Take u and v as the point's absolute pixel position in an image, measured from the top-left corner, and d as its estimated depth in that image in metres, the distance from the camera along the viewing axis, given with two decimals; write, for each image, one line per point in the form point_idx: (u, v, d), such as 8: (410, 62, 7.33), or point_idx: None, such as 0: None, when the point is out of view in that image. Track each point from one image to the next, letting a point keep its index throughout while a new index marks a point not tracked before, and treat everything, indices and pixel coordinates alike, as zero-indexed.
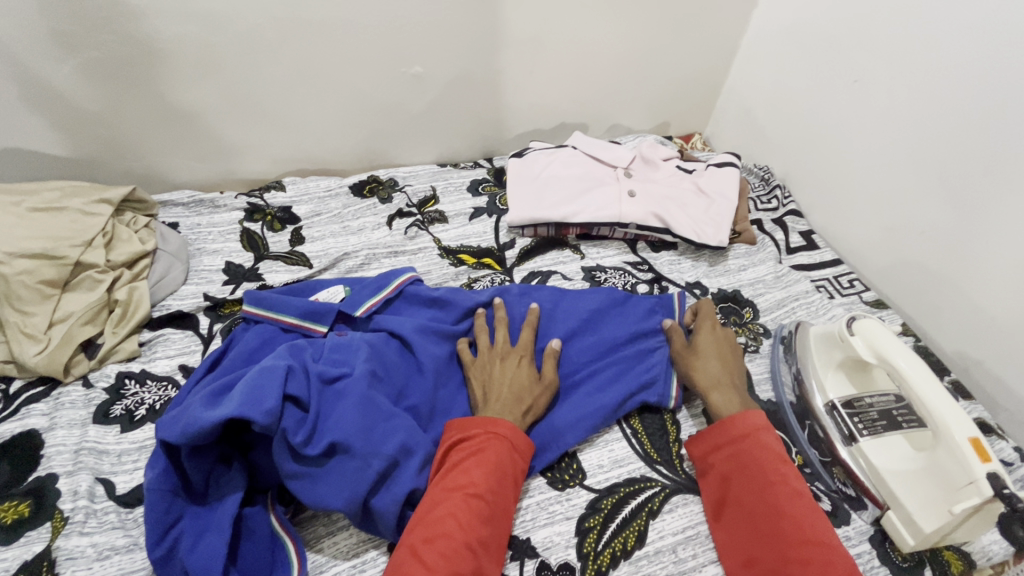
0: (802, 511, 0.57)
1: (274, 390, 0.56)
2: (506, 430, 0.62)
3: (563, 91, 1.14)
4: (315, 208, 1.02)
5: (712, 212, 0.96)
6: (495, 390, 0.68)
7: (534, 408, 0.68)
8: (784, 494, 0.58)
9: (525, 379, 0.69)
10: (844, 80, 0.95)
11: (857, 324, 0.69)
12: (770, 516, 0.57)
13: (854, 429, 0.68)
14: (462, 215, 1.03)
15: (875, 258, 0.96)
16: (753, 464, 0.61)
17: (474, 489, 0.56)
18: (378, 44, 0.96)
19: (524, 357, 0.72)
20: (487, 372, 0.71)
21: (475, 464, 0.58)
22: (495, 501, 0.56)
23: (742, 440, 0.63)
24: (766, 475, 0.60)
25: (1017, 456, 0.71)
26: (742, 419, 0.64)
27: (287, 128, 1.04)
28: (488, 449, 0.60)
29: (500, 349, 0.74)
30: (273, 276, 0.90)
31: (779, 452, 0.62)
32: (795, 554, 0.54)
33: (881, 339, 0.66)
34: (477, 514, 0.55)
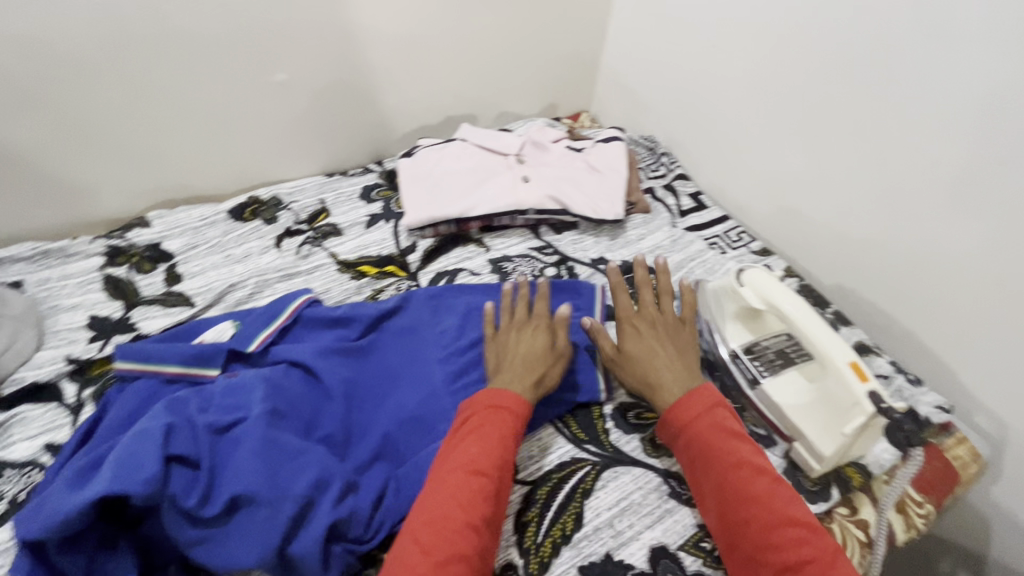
0: (767, 490, 0.56)
1: (152, 454, 0.50)
2: (515, 400, 0.63)
3: (445, 84, 1.12)
4: (190, 240, 0.92)
5: (606, 187, 0.99)
6: (509, 357, 0.69)
7: (547, 377, 0.68)
8: (746, 476, 0.57)
9: (539, 347, 0.70)
10: (705, 46, 1.01)
11: (745, 275, 0.74)
12: (737, 502, 0.56)
13: (756, 372, 0.72)
14: (357, 225, 0.98)
15: (757, 210, 1.03)
16: (710, 447, 0.60)
17: (477, 467, 0.57)
18: (233, 53, 0.88)
19: (539, 329, 0.73)
20: (505, 345, 0.72)
21: (481, 441, 0.59)
22: (500, 477, 0.57)
23: (693, 424, 0.62)
24: (726, 458, 0.59)
25: (892, 369, 0.79)
26: (701, 396, 0.64)
27: (142, 157, 0.93)
28: (488, 425, 0.61)
29: (522, 319, 0.75)
30: (149, 323, 0.80)
31: (731, 428, 0.62)
32: (773, 538, 0.53)
33: (764, 285, 0.70)
34: (479, 491, 0.55)
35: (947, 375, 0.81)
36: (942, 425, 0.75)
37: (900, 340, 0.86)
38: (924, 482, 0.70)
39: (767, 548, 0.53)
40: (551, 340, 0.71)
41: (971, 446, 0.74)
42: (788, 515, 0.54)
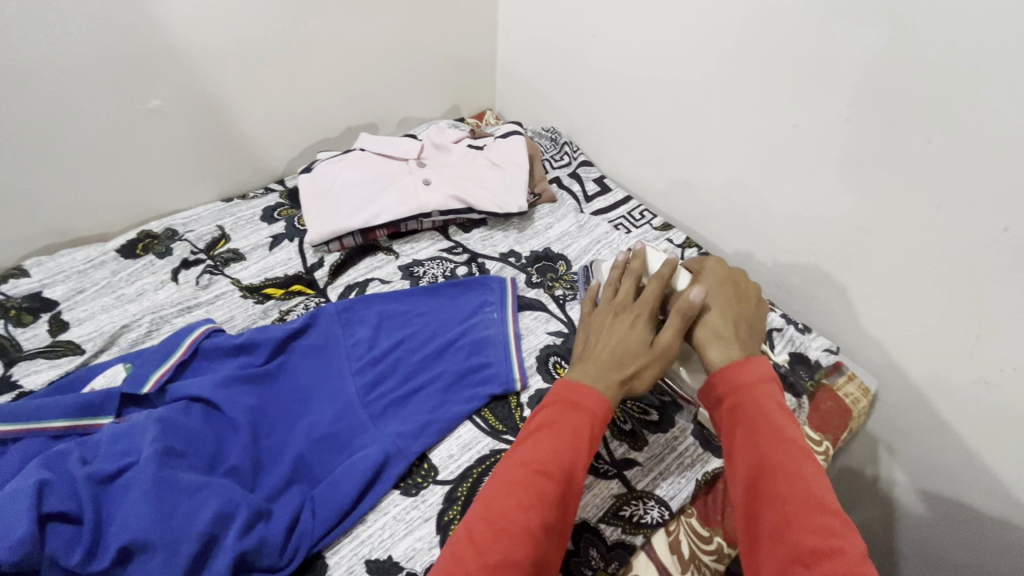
0: (813, 473, 0.50)
1: (22, 515, 0.47)
2: (599, 400, 0.57)
3: (339, 95, 1.10)
4: (76, 285, 0.87)
5: (509, 181, 1.00)
6: (596, 348, 0.62)
7: (641, 378, 0.60)
8: (791, 453, 0.51)
9: (633, 342, 0.61)
10: (587, 35, 1.05)
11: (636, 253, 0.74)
12: (774, 474, 0.50)
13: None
14: (260, 247, 0.95)
15: (656, 188, 1.08)
16: (755, 414, 0.54)
17: (542, 468, 0.51)
18: (98, 83, 0.83)
19: (640, 315, 0.64)
20: (593, 332, 0.64)
21: (550, 438, 0.54)
22: (567, 481, 0.52)
23: (745, 387, 0.56)
24: (776, 430, 0.52)
25: (784, 320, 0.83)
26: (758, 365, 0.58)
27: (10, 203, 0.86)
28: (562, 420, 0.55)
29: (618, 301, 0.67)
30: (34, 378, 0.75)
31: (782, 405, 0.55)
32: (806, 519, 0.46)
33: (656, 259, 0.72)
34: (543, 495, 0.50)
35: (835, 320, 0.88)
36: (833, 365, 0.81)
37: (794, 294, 0.92)
38: (820, 423, 0.76)
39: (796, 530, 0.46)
40: (643, 329, 0.63)
41: (861, 381, 0.80)
42: (829, 505, 0.48)
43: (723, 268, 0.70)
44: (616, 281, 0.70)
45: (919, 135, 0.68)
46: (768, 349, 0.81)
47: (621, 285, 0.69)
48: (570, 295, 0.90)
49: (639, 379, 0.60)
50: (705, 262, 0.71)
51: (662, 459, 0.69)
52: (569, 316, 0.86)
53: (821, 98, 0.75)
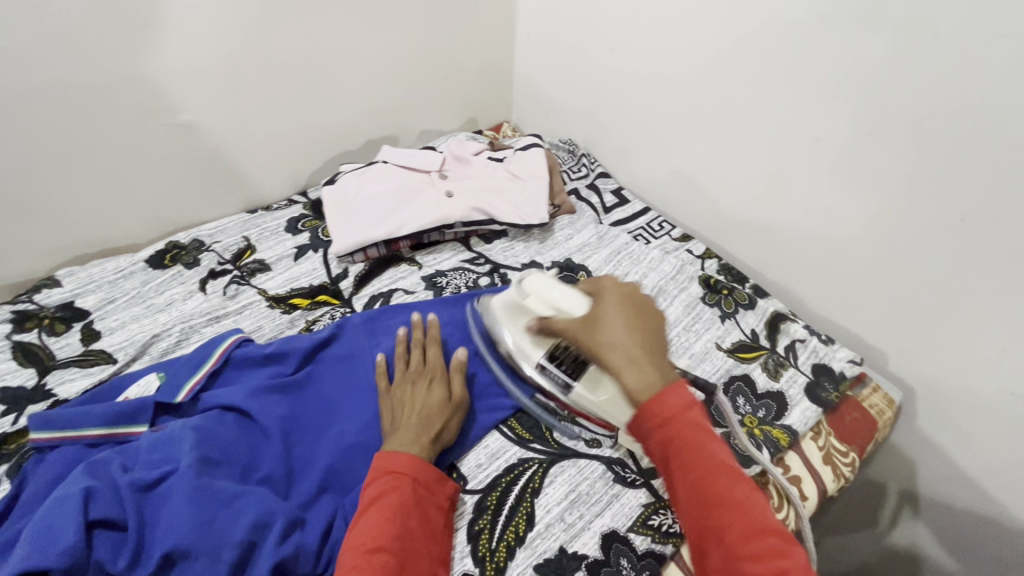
0: (748, 496, 0.50)
1: (70, 522, 0.48)
2: (409, 463, 0.60)
3: (361, 108, 1.12)
4: (106, 295, 0.88)
5: (529, 193, 1.01)
6: (405, 412, 0.66)
7: (443, 434, 0.66)
8: (727, 481, 0.50)
9: (435, 402, 0.67)
10: (606, 49, 1.07)
11: (527, 284, 0.72)
12: (716, 507, 0.49)
13: (567, 377, 0.69)
14: (285, 258, 0.96)
15: (675, 199, 1.08)
16: (688, 443, 0.52)
17: (376, 543, 0.54)
18: (132, 97, 0.86)
19: (435, 378, 0.71)
20: (402, 396, 0.69)
21: (378, 512, 0.56)
22: (401, 548, 0.54)
23: (675, 419, 0.53)
24: (709, 460, 0.51)
25: (807, 332, 0.84)
26: (681, 391, 0.55)
27: (43, 214, 0.88)
28: (389, 492, 0.58)
29: (416, 368, 0.72)
30: (68, 387, 0.76)
31: (712, 430, 0.54)
32: (746, 549, 0.47)
33: (547, 290, 0.70)
34: (382, 568, 0.52)
35: (858, 330, 0.88)
36: (858, 377, 0.80)
37: (815, 305, 0.92)
38: (847, 433, 0.75)
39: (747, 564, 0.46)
40: (447, 393, 0.70)
41: (886, 393, 0.80)
42: (769, 527, 0.48)
43: (631, 287, 0.67)
44: (408, 353, 0.75)
45: (942, 147, 0.69)
46: (792, 359, 0.82)
47: (415, 356, 0.73)
48: None
49: (441, 437, 0.66)
50: (606, 283, 0.67)
51: None
52: None
53: (844, 111, 0.76)
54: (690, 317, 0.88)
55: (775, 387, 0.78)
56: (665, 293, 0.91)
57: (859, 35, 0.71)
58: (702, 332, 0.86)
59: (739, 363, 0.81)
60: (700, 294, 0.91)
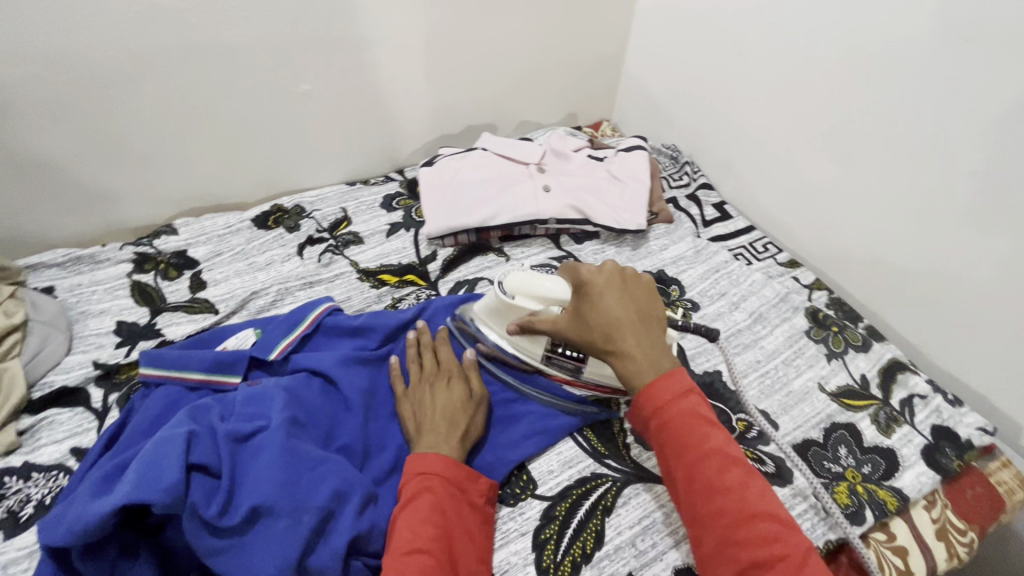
0: (741, 483, 0.50)
1: (174, 461, 0.50)
2: (437, 462, 0.59)
3: (464, 92, 1.12)
4: (215, 247, 0.94)
5: (627, 197, 0.97)
6: (427, 413, 0.64)
7: (470, 430, 0.65)
8: (718, 467, 0.50)
9: (458, 402, 0.66)
10: (729, 54, 0.99)
11: (508, 285, 0.69)
12: (707, 494, 0.50)
13: (576, 360, 0.69)
14: (378, 233, 0.98)
15: (784, 221, 1.00)
16: (679, 428, 0.52)
17: (415, 544, 0.53)
18: (256, 64, 0.89)
19: (452, 377, 0.69)
20: (421, 400, 0.67)
21: (416, 513, 0.55)
22: (442, 550, 0.53)
23: (664, 409, 0.53)
24: (699, 446, 0.51)
25: (930, 388, 0.75)
26: (671, 379, 0.55)
27: (168, 166, 0.94)
28: (425, 493, 0.57)
29: (431, 371, 0.70)
30: (174, 330, 0.81)
31: (706, 415, 0.53)
32: (742, 533, 0.47)
33: (531, 286, 0.67)
34: (424, 569, 0.51)
35: (990, 394, 0.77)
36: (986, 448, 0.71)
37: (938, 357, 0.82)
38: (965, 508, 0.66)
39: (737, 547, 0.47)
40: (466, 389, 0.68)
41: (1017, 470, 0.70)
42: (764, 511, 0.48)
43: (610, 268, 0.62)
44: (417, 358, 0.73)
45: None
46: (907, 416, 0.73)
47: (427, 358, 0.72)
48: None
49: (469, 433, 0.64)
50: (581, 273, 0.62)
51: None
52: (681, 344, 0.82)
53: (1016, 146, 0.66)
54: (790, 351, 0.81)
55: (884, 443, 0.70)
56: (764, 320, 0.85)
57: None
58: (803, 368, 0.79)
59: (843, 410, 0.74)
60: (804, 328, 0.84)
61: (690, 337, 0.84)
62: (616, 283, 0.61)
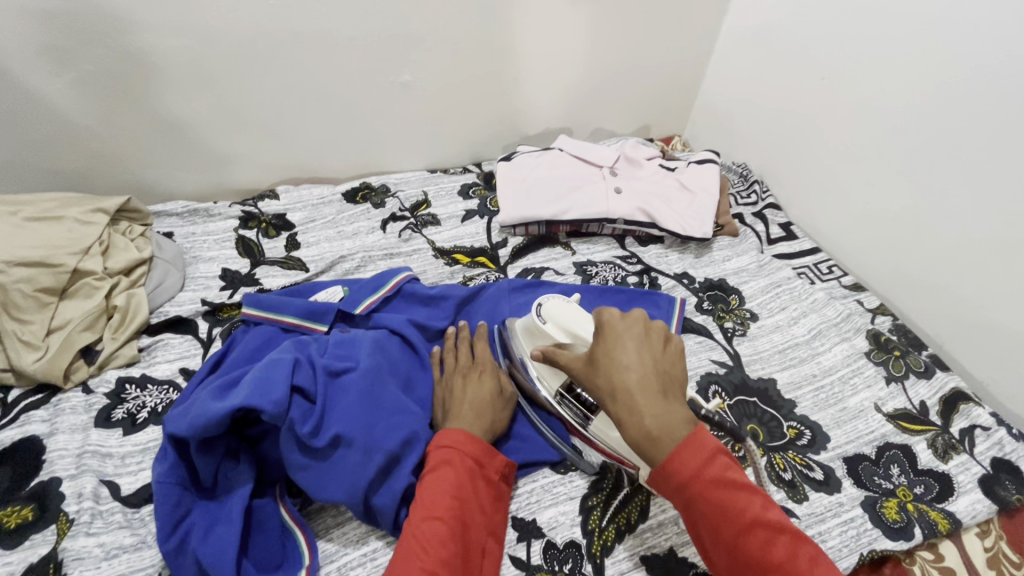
0: (786, 555, 0.46)
1: (283, 381, 0.58)
2: (460, 440, 0.61)
3: (546, 95, 1.18)
4: (309, 214, 1.03)
5: (695, 206, 1.01)
6: (453, 403, 0.66)
7: (495, 424, 0.66)
8: (761, 541, 0.47)
9: (488, 395, 0.67)
10: (812, 78, 1.01)
11: (546, 309, 0.67)
12: (748, 570, 0.47)
13: (586, 409, 0.64)
14: (454, 217, 1.05)
15: (851, 245, 1.00)
16: (701, 492, 0.48)
17: (432, 511, 0.55)
18: (368, 54, 0.98)
19: (486, 372, 0.70)
20: (451, 389, 0.68)
21: (436, 484, 0.57)
22: (456, 520, 0.55)
23: (692, 484, 0.49)
24: (736, 519, 0.48)
25: (994, 421, 0.74)
26: (694, 443, 0.50)
27: (278, 138, 1.05)
28: (444, 466, 0.59)
29: (466, 363, 0.71)
30: (270, 281, 0.91)
31: (738, 480, 0.49)
32: None
33: (565, 317, 0.64)
34: (435, 535, 0.53)
35: None
36: None
37: (1004, 395, 0.81)
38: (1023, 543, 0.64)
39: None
40: (497, 385, 0.69)
41: None
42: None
43: (637, 316, 0.58)
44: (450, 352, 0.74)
45: None
46: (967, 446, 0.72)
47: (463, 352, 0.73)
48: (740, 330, 0.88)
49: (494, 427, 0.66)
50: (601, 314, 0.58)
51: (822, 520, 0.65)
52: (736, 349, 0.84)
53: None
54: (848, 369, 0.82)
55: (939, 468, 0.70)
56: (823, 337, 0.86)
57: None
58: (860, 388, 0.79)
59: (899, 432, 0.74)
60: (864, 349, 0.84)
61: (746, 344, 0.86)
62: (639, 331, 0.57)
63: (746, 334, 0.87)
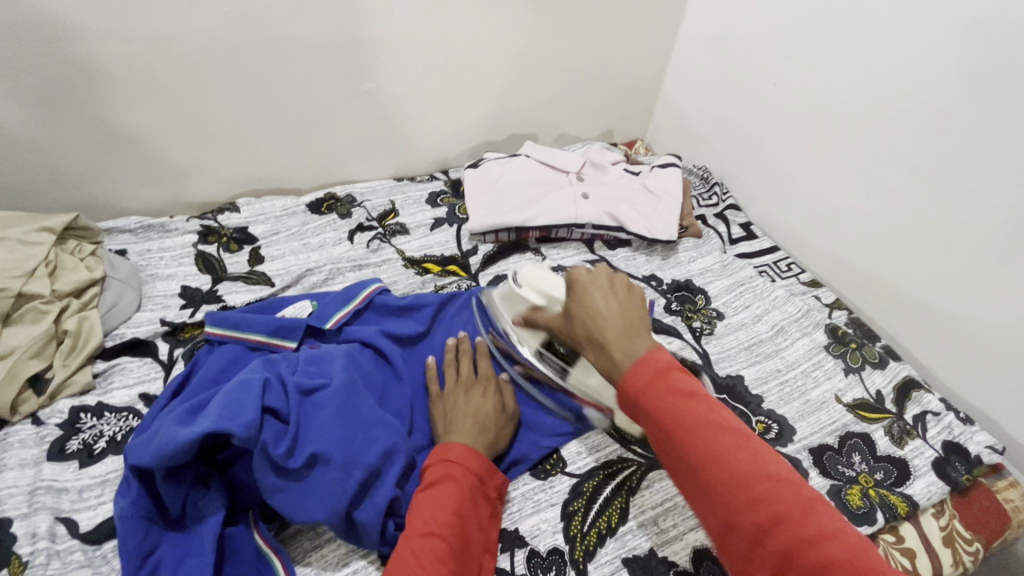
0: (742, 459, 0.45)
1: (251, 402, 0.56)
2: (465, 456, 0.61)
3: (511, 102, 1.19)
4: (272, 227, 1.00)
5: (660, 209, 1.03)
6: (458, 419, 0.65)
7: (496, 441, 0.66)
8: (714, 445, 0.45)
9: (491, 412, 0.67)
10: (766, 83, 1.05)
11: (521, 275, 0.73)
12: (713, 477, 0.45)
13: (563, 361, 0.70)
14: (423, 226, 1.04)
15: (808, 243, 1.04)
16: (673, 424, 0.46)
17: (432, 527, 0.54)
18: (330, 61, 0.97)
19: (489, 388, 0.70)
20: (453, 404, 0.68)
21: (436, 499, 0.57)
22: (456, 537, 0.55)
23: (643, 394, 0.48)
24: (686, 425, 0.46)
25: (943, 406, 0.79)
26: (651, 360, 0.50)
27: (238, 148, 1.02)
28: (447, 481, 0.58)
29: (469, 378, 0.71)
30: (234, 297, 0.88)
31: (692, 392, 0.48)
32: (757, 512, 0.43)
33: (541, 281, 0.70)
34: (435, 552, 0.53)
35: (999, 416, 0.81)
36: (994, 466, 0.74)
37: (951, 380, 0.86)
38: (974, 520, 0.70)
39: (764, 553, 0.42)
40: (499, 402, 0.69)
41: None
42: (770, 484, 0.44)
43: (602, 269, 0.61)
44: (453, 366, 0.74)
45: None
46: (920, 431, 0.77)
47: (465, 366, 0.72)
48: (707, 329, 0.90)
49: (495, 444, 0.66)
50: (571, 270, 0.62)
51: None
52: (705, 348, 0.87)
53: None
54: (809, 363, 0.86)
55: (897, 453, 0.74)
56: (786, 333, 0.90)
57: None
58: (821, 380, 0.83)
59: (858, 421, 0.78)
60: (824, 342, 0.88)
61: (714, 343, 0.89)
62: (607, 282, 0.60)
63: (713, 333, 0.90)
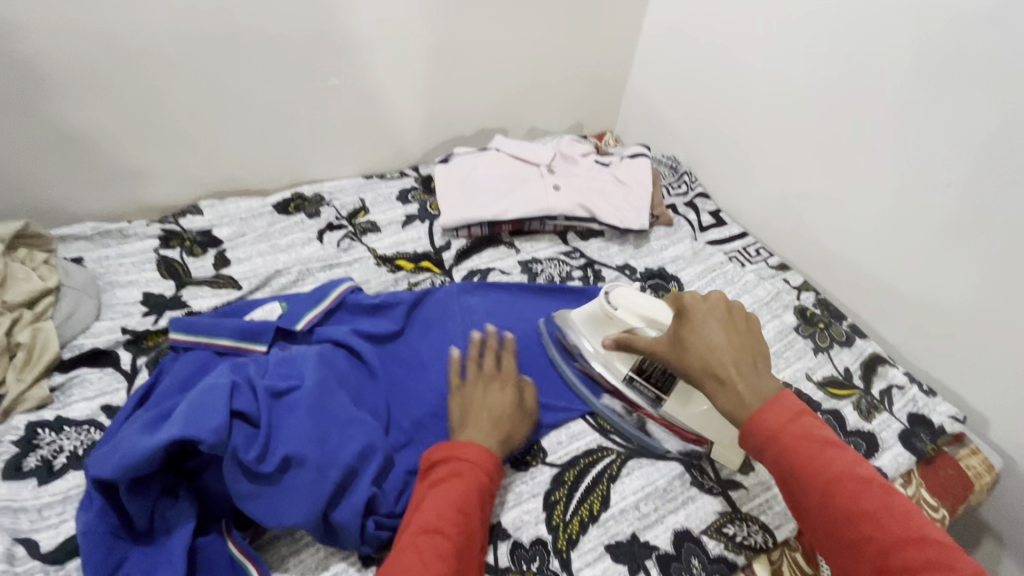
0: (849, 473, 0.49)
1: (219, 407, 0.54)
2: (481, 453, 0.60)
3: (479, 97, 1.19)
4: (238, 229, 0.97)
5: (631, 199, 1.04)
6: (476, 413, 0.64)
7: (511, 440, 0.65)
8: (827, 458, 0.49)
9: (507, 408, 0.66)
10: (728, 72, 1.07)
11: (615, 296, 0.69)
12: (824, 490, 0.48)
13: (658, 390, 0.68)
14: (395, 223, 1.03)
15: (774, 229, 1.07)
16: (791, 444, 0.50)
17: (435, 525, 0.53)
18: (292, 58, 0.94)
19: (508, 383, 0.69)
20: (471, 398, 0.67)
21: (442, 496, 0.56)
22: (459, 535, 0.53)
23: (765, 417, 0.51)
24: (807, 444, 0.50)
25: (907, 379, 0.82)
26: (765, 391, 0.53)
27: (199, 149, 0.98)
28: (457, 477, 0.57)
29: (491, 372, 0.70)
30: (200, 302, 0.85)
31: (806, 414, 0.52)
32: (869, 519, 0.47)
33: (638, 303, 0.66)
34: (437, 551, 0.51)
35: (959, 387, 0.84)
36: (957, 435, 0.77)
37: (913, 355, 0.89)
38: (939, 488, 0.72)
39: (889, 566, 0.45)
40: (518, 397, 0.68)
41: (985, 458, 0.76)
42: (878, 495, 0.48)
43: (716, 298, 0.59)
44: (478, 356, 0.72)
45: None
46: (887, 404, 0.79)
47: (489, 360, 0.71)
48: None
49: (509, 443, 0.65)
50: (683, 299, 0.60)
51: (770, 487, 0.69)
52: None
53: (983, 160, 0.74)
54: (781, 344, 0.87)
55: (866, 427, 0.76)
56: (757, 316, 0.91)
57: (1004, 100, 0.70)
58: (792, 360, 0.85)
59: (829, 398, 0.80)
60: (793, 324, 0.90)
61: None
62: (721, 313, 0.58)
63: None
